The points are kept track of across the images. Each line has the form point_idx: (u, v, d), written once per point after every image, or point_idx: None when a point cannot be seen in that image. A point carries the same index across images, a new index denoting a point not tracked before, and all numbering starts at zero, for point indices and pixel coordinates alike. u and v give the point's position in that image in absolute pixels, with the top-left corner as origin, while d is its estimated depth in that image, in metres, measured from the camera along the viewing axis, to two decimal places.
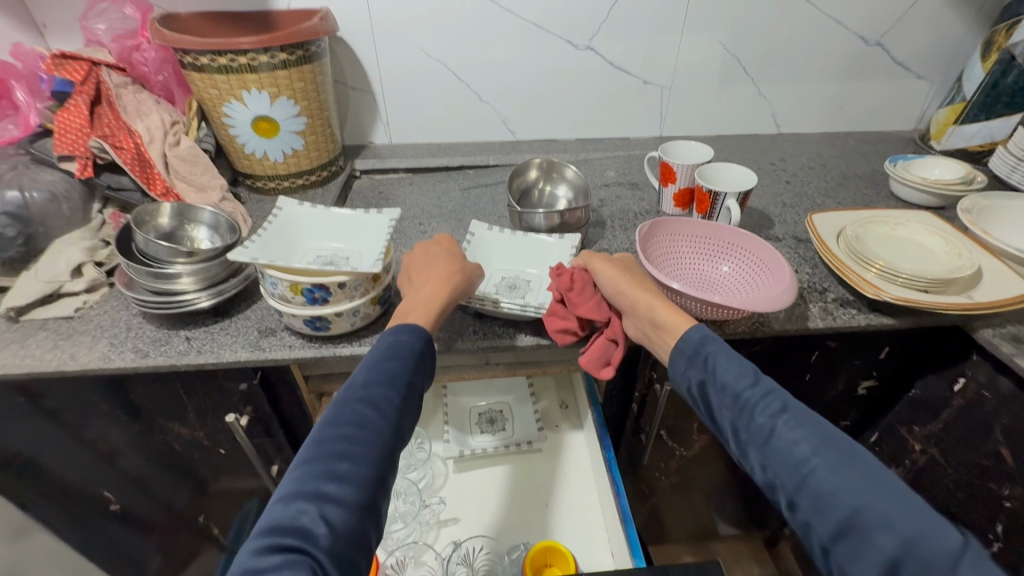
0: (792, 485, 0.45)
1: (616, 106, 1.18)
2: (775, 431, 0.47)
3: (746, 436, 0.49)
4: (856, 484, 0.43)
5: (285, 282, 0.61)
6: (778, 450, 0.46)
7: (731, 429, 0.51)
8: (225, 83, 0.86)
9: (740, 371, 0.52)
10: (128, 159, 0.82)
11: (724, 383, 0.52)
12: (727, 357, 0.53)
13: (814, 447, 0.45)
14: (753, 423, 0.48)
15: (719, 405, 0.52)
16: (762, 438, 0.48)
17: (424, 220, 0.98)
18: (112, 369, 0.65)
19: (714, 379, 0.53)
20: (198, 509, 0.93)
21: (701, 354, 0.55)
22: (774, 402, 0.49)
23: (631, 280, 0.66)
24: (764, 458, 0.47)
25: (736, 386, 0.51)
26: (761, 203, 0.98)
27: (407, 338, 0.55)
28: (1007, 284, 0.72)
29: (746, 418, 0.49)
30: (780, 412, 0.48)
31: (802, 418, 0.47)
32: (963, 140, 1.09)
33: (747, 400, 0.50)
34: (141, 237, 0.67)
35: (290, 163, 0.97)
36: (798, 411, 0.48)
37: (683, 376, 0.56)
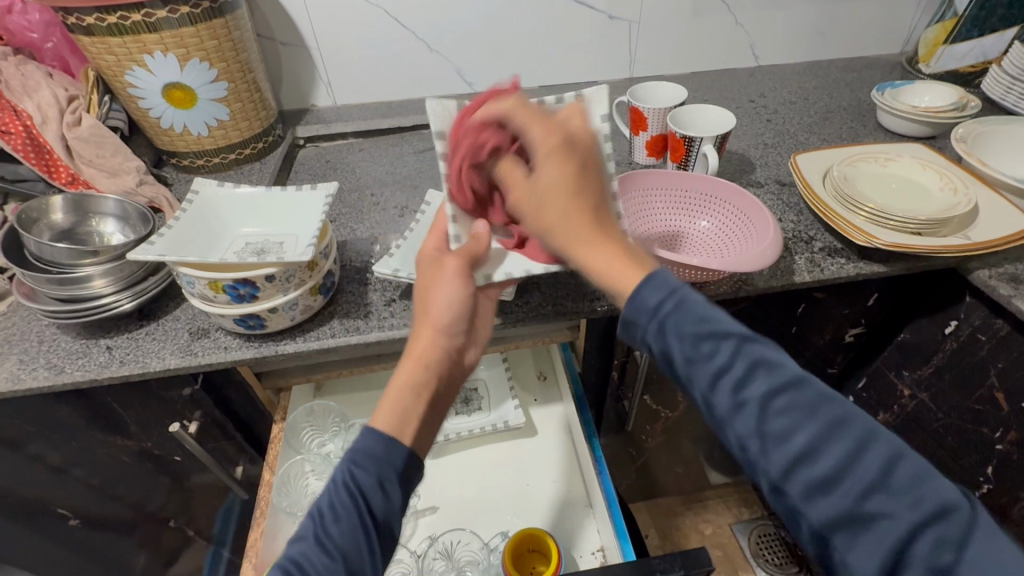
0: (782, 460, 0.34)
1: (581, 44, 1.06)
2: (760, 395, 0.35)
3: (724, 411, 0.37)
4: (866, 460, 0.33)
5: (202, 279, 0.53)
6: (767, 419, 0.35)
7: (700, 395, 0.38)
8: (122, 48, 0.73)
9: (708, 315, 0.38)
10: (19, 145, 0.72)
11: (686, 334, 0.37)
12: (687, 299, 0.38)
13: (809, 421, 0.34)
14: (734, 394, 0.36)
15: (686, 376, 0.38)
16: (747, 403, 0.35)
17: (376, 189, 0.89)
18: (23, 390, 0.58)
19: (671, 327, 0.38)
20: (169, 513, 0.89)
21: (665, 291, 0.39)
22: (754, 355, 0.36)
23: (575, 184, 0.41)
24: (748, 430, 0.35)
25: (703, 336, 0.37)
26: (741, 145, 0.90)
27: (357, 460, 0.42)
28: (1005, 220, 0.67)
29: (719, 379, 0.36)
30: (769, 379, 0.36)
31: (792, 373, 0.36)
32: (953, 61, 1.02)
33: (727, 371, 0.36)
34: (34, 241, 0.59)
35: (217, 137, 0.86)
36: (792, 376, 0.36)
37: (631, 322, 0.40)
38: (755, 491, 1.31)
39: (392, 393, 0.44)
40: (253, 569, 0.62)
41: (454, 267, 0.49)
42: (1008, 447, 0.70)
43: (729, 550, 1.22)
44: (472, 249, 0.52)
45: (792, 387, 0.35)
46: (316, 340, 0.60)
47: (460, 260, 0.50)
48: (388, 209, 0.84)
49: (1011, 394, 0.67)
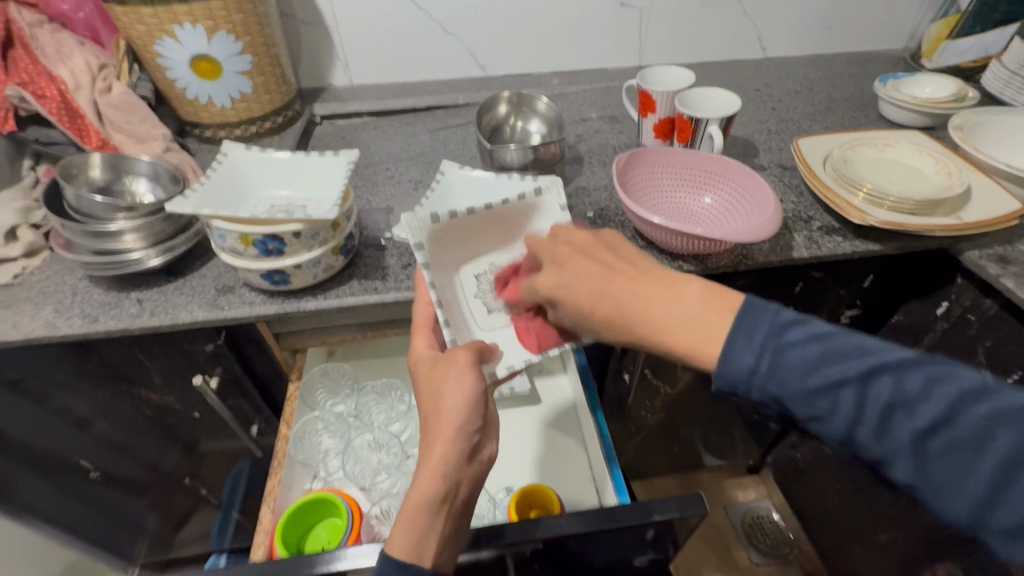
0: (964, 502, 0.35)
1: (592, 31, 1.09)
2: (905, 437, 0.37)
3: (861, 434, 0.38)
4: (1002, 442, 0.34)
5: (233, 232, 0.56)
6: (924, 461, 0.36)
7: (841, 441, 0.40)
8: (153, 18, 0.76)
9: (812, 363, 0.40)
10: (54, 109, 0.74)
11: (795, 389, 0.40)
12: (782, 343, 0.41)
13: (929, 422, 0.36)
14: (855, 418, 0.38)
15: (805, 407, 0.40)
16: (897, 449, 0.37)
17: (390, 164, 0.92)
18: (59, 337, 0.61)
19: (780, 387, 0.40)
20: (184, 472, 0.92)
21: (757, 349, 0.41)
22: (887, 394, 0.37)
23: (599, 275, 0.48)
24: (908, 475, 0.37)
25: (823, 383, 0.39)
26: (745, 131, 0.93)
27: (397, 548, 0.44)
28: (996, 203, 0.70)
29: (853, 427, 0.38)
30: (877, 394, 0.38)
31: (939, 399, 0.36)
32: (956, 56, 1.04)
33: (834, 397, 0.39)
34: (72, 193, 0.62)
35: (239, 109, 0.89)
36: (891, 383, 0.38)
37: (734, 389, 0.43)
38: (749, 475, 1.34)
39: (412, 506, 0.45)
40: (271, 513, 0.67)
41: (466, 361, 0.51)
42: None
43: (722, 530, 1.25)
44: (473, 346, 0.54)
45: (947, 410, 0.36)
46: (336, 299, 0.64)
47: (471, 352, 0.52)
48: (403, 183, 0.87)
49: (997, 370, 0.70)
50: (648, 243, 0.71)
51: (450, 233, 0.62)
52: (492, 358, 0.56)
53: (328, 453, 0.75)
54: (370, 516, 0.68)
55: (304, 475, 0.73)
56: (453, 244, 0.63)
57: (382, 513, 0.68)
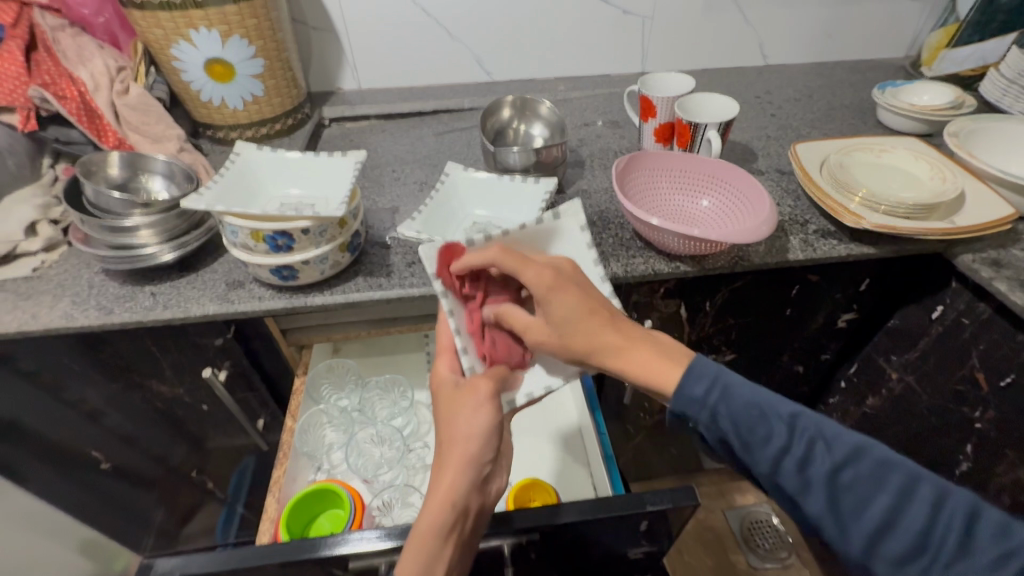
0: (863, 533, 0.39)
1: (596, 39, 1.11)
2: (823, 472, 0.40)
3: (789, 469, 0.41)
4: (896, 484, 0.39)
5: (245, 228, 0.59)
6: (836, 497, 0.39)
7: (763, 474, 0.42)
8: (170, 22, 0.79)
9: (754, 400, 0.42)
10: (73, 109, 0.77)
11: (736, 419, 0.42)
12: (730, 382, 0.43)
13: (845, 462, 0.40)
14: (786, 453, 0.41)
15: (741, 440, 0.42)
16: (813, 481, 0.40)
17: (396, 166, 0.94)
18: (76, 328, 0.64)
19: (727, 415, 0.42)
20: (190, 465, 0.94)
21: (706, 381, 0.43)
22: (810, 432, 0.41)
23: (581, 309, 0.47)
24: (819, 509, 0.40)
25: (762, 419, 0.41)
26: (745, 137, 0.95)
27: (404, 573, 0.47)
28: (990, 208, 0.71)
29: (780, 459, 0.41)
30: (806, 433, 0.41)
31: (853, 441, 0.40)
32: (955, 65, 1.06)
33: (769, 433, 0.41)
34: (91, 188, 0.65)
35: (251, 111, 0.92)
36: (817, 425, 0.41)
37: (682, 413, 0.44)
38: (748, 480, 1.34)
39: (422, 533, 0.47)
40: (276, 502, 0.69)
41: (485, 392, 0.53)
42: (986, 425, 0.74)
43: (721, 533, 1.25)
44: (495, 375, 0.54)
45: (861, 454, 0.40)
46: (342, 295, 0.66)
47: (492, 383, 0.53)
48: (408, 184, 0.89)
49: (991, 374, 0.71)
50: (648, 244, 0.73)
51: (469, 257, 0.57)
52: (512, 388, 0.55)
53: (332, 446, 0.77)
54: (372, 508, 0.70)
55: (308, 467, 0.74)
56: (471, 267, 0.57)
57: (383, 505, 0.71)
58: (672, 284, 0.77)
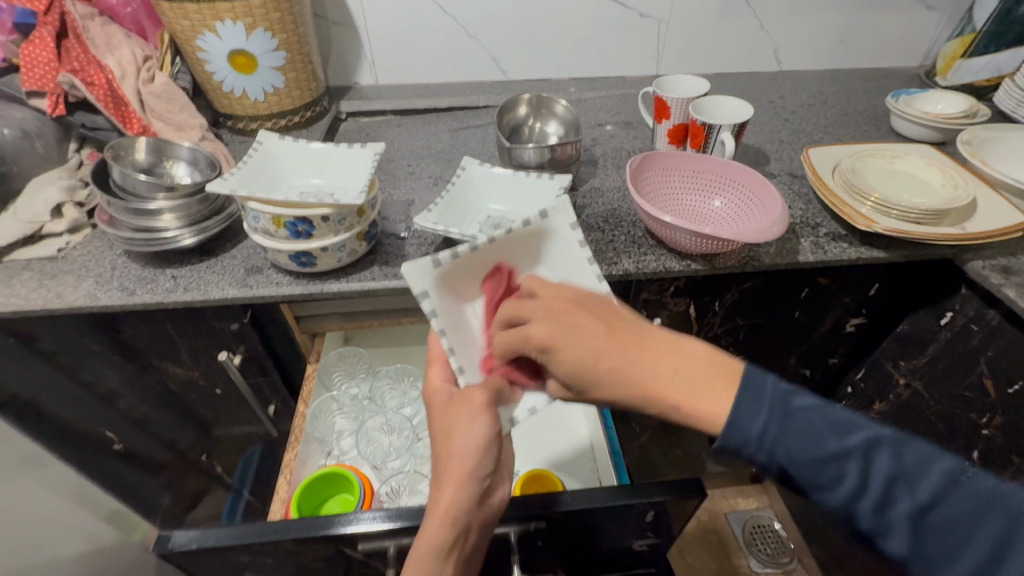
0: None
1: (612, 40, 1.12)
2: (905, 510, 0.38)
3: (869, 507, 0.38)
4: (981, 513, 0.37)
5: (267, 214, 0.60)
6: (919, 534, 0.38)
7: (838, 511, 0.40)
8: (197, 14, 0.81)
9: (816, 431, 0.39)
10: (101, 96, 0.79)
11: (801, 456, 0.39)
12: (792, 411, 0.40)
13: (925, 495, 0.38)
14: (868, 492, 0.38)
15: (811, 477, 0.39)
16: (895, 522, 0.38)
17: (412, 161, 0.95)
18: (99, 307, 0.65)
19: (787, 453, 0.39)
20: (201, 450, 0.95)
21: (764, 416, 0.40)
22: (886, 467, 0.38)
23: (601, 332, 0.44)
24: (903, 547, 0.38)
25: (834, 455, 0.38)
26: (758, 140, 0.96)
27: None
28: (1002, 216, 0.72)
29: (857, 498, 0.38)
30: (881, 468, 0.38)
31: (930, 469, 0.38)
32: (970, 75, 1.06)
33: (842, 470, 0.38)
34: (119, 172, 0.66)
35: (271, 102, 0.93)
36: (890, 455, 0.39)
37: (737, 453, 0.41)
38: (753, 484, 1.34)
39: (420, 547, 0.46)
40: (287, 484, 0.70)
41: (480, 403, 0.49)
42: (993, 431, 0.74)
43: (723, 536, 1.26)
44: (489, 390, 0.50)
45: (939, 485, 0.38)
46: (358, 282, 0.67)
47: (486, 394, 0.49)
48: (423, 178, 0.91)
49: (999, 380, 0.71)
50: (659, 241, 0.74)
51: (459, 270, 0.54)
52: (511, 401, 0.52)
53: (342, 432, 0.78)
54: (381, 495, 0.71)
55: (318, 452, 0.75)
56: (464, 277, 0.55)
57: (391, 492, 0.72)
58: (682, 283, 0.78)
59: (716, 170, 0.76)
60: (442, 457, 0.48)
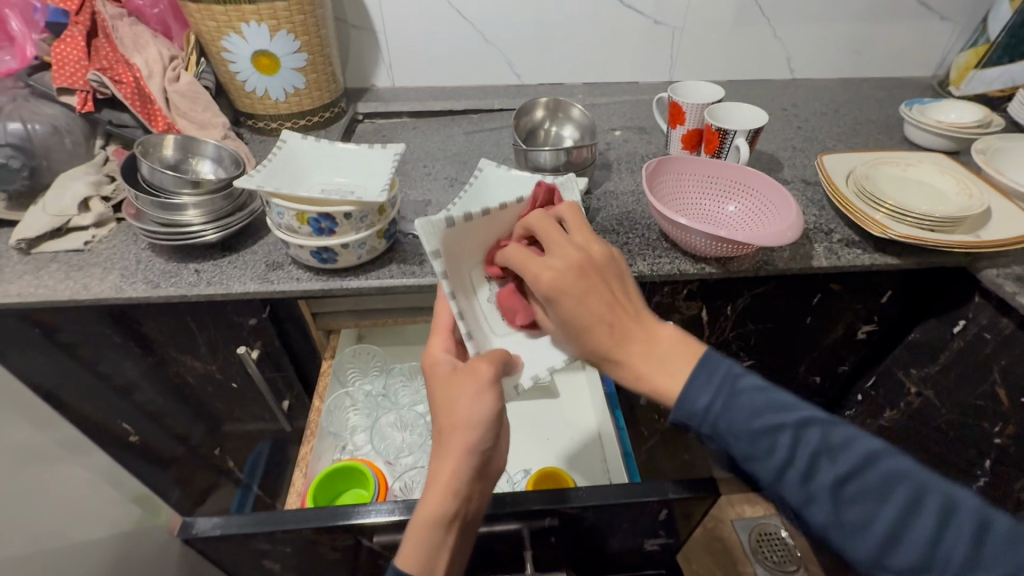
0: (869, 544, 0.38)
1: (626, 46, 1.14)
2: (828, 483, 0.39)
3: (797, 478, 0.39)
4: (903, 491, 0.38)
5: (291, 210, 0.62)
6: (841, 508, 0.39)
7: (768, 484, 0.41)
8: (223, 15, 0.83)
9: (755, 407, 0.41)
10: (128, 94, 0.81)
11: (736, 431, 0.41)
12: (734, 386, 0.42)
13: (851, 472, 0.38)
14: (799, 463, 0.39)
15: (743, 450, 0.41)
16: (818, 493, 0.39)
17: (428, 162, 0.97)
18: (124, 299, 0.67)
19: (726, 428, 0.41)
20: (213, 444, 0.96)
21: (711, 388, 0.42)
22: (814, 443, 0.39)
23: (601, 302, 0.47)
24: (824, 518, 0.39)
25: (763, 431, 0.40)
26: (771, 147, 0.97)
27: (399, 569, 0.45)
28: (1015, 224, 0.72)
29: (786, 469, 0.40)
30: (811, 444, 0.39)
31: (860, 450, 0.39)
32: (983, 85, 1.06)
33: (774, 442, 0.40)
34: (148, 167, 0.68)
35: (292, 103, 0.95)
36: (822, 433, 0.40)
37: (683, 422, 0.44)
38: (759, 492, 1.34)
39: (422, 519, 0.46)
40: (304, 477, 0.71)
41: (484, 377, 0.49)
42: (1005, 440, 0.74)
43: (729, 544, 1.25)
44: (497, 361, 0.51)
45: (863, 463, 0.39)
46: (377, 279, 0.68)
47: (493, 367, 0.50)
48: (438, 180, 0.92)
49: (1011, 389, 0.71)
50: (674, 244, 0.75)
51: (466, 235, 0.56)
52: (515, 371, 0.54)
53: (356, 428, 0.79)
54: (394, 490, 0.72)
55: (333, 446, 0.77)
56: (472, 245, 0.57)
57: (404, 488, 0.73)
58: (694, 286, 0.79)
59: (731, 175, 0.77)
60: (444, 427, 0.49)
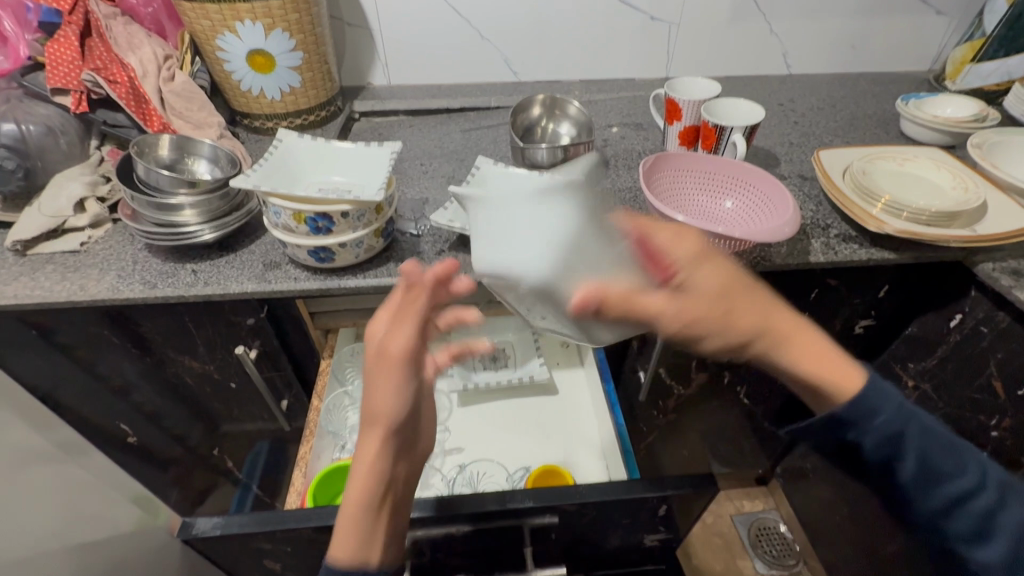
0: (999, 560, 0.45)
1: (622, 42, 1.14)
2: (981, 506, 0.45)
3: (952, 495, 0.45)
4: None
5: (288, 210, 0.61)
6: (988, 526, 0.45)
7: (915, 499, 0.46)
8: (218, 14, 0.82)
9: (924, 428, 0.46)
10: (123, 94, 0.80)
11: (916, 446, 0.45)
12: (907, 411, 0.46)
13: (996, 495, 0.45)
14: (961, 487, 0.45)
15: (910, 470, 0.45)
16: (971, 514, 0.45)
17: (425, 160, 0.97)
18: (121, 299, 0.67)
19: (914, 447, 0.45)
20: (214, 443, 0.96)
21: (894, 409, 0.45)
22: (974, 470, 0.46)
23: (745, 286, 0.45)
24: (970, 536, 0.45)
25: (933, 450, 0.45)
26: (768, 142, 0.97)
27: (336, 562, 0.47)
28: (1010, 218, 0.72)
29: (950, 489, 0.45)
30: (971, 470, 0.45)
31: (1000, 479, 0.46)
32: (979, 79, 1.06)
33: (938, 463, 0.45)
34: (143, 167, 0.68)
35: (288, 101, 0.95)
36: (970, 461, 0.46)
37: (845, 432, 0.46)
38: (758, 486, 1.35)
39: (351, 511, 0.48)
40: (303, 477, 0.73)
41: (399, 366, 0.47)
42: (1003, 433, 0.74)
43: (729, 539, 1.26)
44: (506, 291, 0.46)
45: (999, 489, 0.45)
46: (375, 278, 0.68)
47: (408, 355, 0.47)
48: (435, 178, 0.92)
49: (1008, 382, 0.72)
50: None
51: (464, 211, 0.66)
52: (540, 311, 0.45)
53: (355, 427, 0.78)
54: None
55: (332, 446, 0.76)
56: None
57: None
58: None
59: (729, 172, 0.77)
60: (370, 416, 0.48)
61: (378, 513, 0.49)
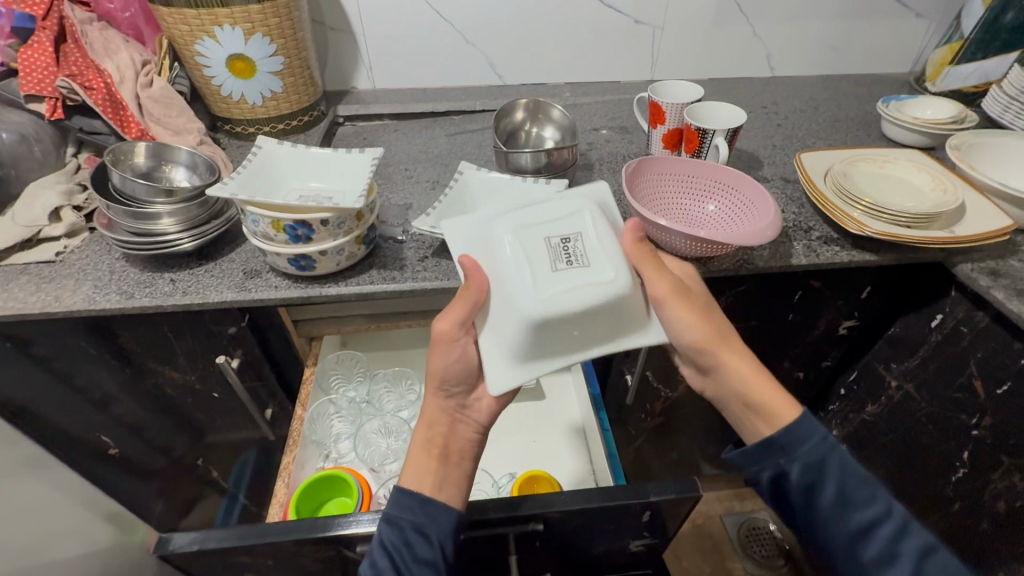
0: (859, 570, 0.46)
1: (607, 46, 1.14)
2: (836, 516, 0.46)
3: (812, 504, 0.47)
4: (887, 525, 0.45)
5: (266, 218, 0.61)
6: (840, 536, 0.46)
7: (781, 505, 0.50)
8: (196, 19, 0.81)
9: (785, 440, 0.48)
10: (99, 100, 0.79)
11: (774, 456, 0.49)
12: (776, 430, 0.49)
13: (855, 508, 0.46)
14: (821, 498, 0.46)
15: (772, 478, 0.49)
16: (825, 523, 0.46)
17: (409, 164, 0.96)
18: (97, 310, 0.65)
19: (833, 473, 0.46)
20: (198, 454, 0.94)
21: (816, 438, 0.48)
22: (831, 478, 0.46)
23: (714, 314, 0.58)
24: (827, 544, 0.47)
25: (782, 455, 0.48)
26: (751, 145, 0.97)
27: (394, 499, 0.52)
28: (988, 219, 0.73)
29: (804, 498, 0.47)
30: (825, 481, 0.46)
31: (867, 492, 0.46)
32: (958, 81, 1.08)
33: (792, 473, 0.47)
34: (118, 176, 0.67)
35: (269, 107, 0.94)
36: (828, 468, 0.47)
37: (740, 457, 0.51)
38: (747, 487, 1.35)
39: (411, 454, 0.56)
40: (286, 487, 0.70)
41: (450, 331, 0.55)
42: (982, 432, 0.74)
43: (719, 541, 1.26)
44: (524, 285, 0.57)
45: (862, 502, 0.46)
46: (357, 286, 0.67)
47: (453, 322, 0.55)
48: (420, 183, 0.91)
49: (988, 381, 0.72)
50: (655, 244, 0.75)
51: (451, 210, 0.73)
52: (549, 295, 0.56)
53: (339, 436, 0.79)
54: (380, 497, 0.71)
55: (316, 455, 0.76)
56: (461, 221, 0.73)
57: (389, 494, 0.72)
58: None
59: (711, 175, 0.77)
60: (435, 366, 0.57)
61: (437, 453, 0.56)
